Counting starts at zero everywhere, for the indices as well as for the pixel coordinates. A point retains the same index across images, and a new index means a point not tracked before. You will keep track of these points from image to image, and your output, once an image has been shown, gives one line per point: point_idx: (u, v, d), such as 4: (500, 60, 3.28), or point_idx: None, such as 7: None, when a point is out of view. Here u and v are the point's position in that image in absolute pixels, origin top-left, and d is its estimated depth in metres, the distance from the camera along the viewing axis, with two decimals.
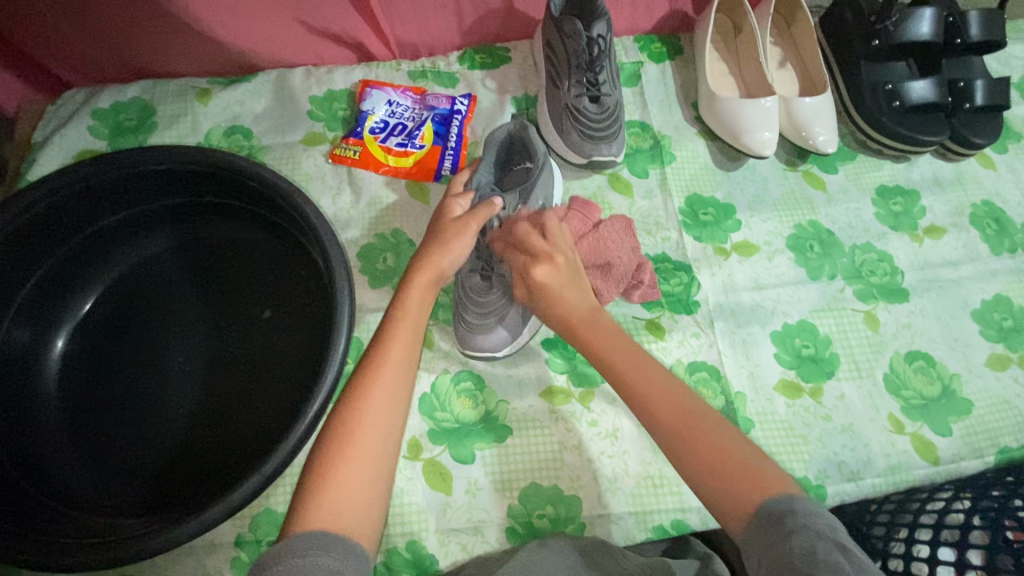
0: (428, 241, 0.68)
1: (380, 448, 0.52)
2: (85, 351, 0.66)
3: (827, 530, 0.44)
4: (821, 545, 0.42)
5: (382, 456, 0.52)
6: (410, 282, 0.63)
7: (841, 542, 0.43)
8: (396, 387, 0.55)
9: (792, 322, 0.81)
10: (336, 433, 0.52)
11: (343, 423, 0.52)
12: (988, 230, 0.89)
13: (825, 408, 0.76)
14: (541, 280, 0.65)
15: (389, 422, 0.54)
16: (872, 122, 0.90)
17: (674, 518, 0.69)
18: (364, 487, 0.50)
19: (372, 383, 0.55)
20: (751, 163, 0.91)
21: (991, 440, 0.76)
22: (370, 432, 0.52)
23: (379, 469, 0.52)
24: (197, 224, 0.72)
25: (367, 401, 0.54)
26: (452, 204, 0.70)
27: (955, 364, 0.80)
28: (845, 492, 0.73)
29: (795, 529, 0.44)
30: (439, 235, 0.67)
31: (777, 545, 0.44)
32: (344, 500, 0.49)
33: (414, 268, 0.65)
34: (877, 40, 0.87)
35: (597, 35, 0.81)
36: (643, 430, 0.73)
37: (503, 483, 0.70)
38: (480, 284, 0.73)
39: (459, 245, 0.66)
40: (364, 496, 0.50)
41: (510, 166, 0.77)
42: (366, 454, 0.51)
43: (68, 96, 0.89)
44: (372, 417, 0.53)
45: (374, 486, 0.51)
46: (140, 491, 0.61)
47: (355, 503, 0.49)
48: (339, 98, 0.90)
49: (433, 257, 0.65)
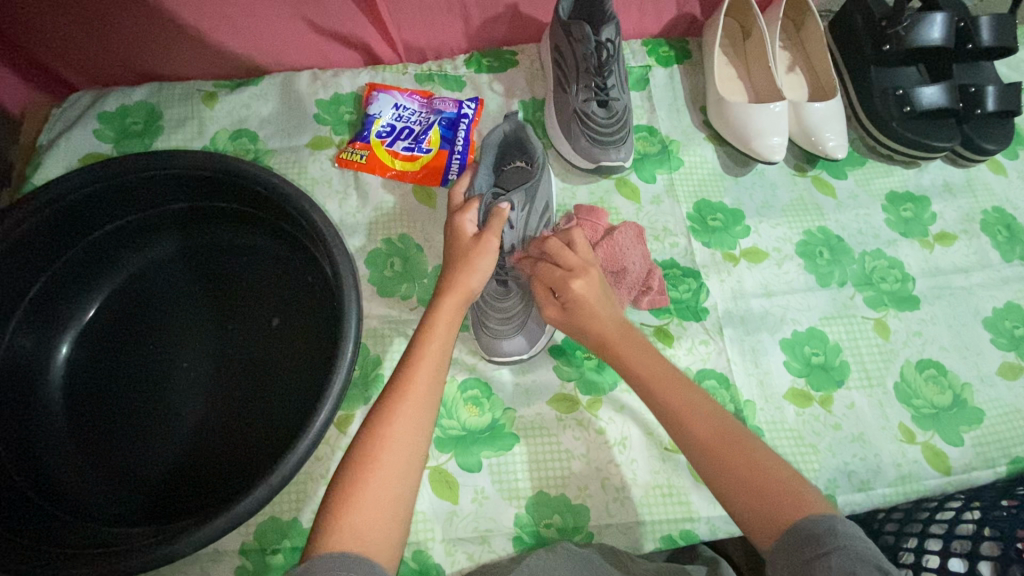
0: (450, 265, 0.66)
1: (403, 470, 0.52)
2: (90, 356, 0.66)
3: (868, 552, 0.43)
4: (861, 567, 0.41)
5: (404, 478, 0.52)
6: (438, 305, 0.63)
7: (883, 566, 0.42)
8: (420, 409, 0.55)
9: (801, 330, 0.80)
10: (361, 454, 0.51)
11: (367, 443, 0.52)
12: (999, 237, 0.88)
13: (834, 417, 0.76)
14: (580, 293, 0.65)
15: (414, 444, 0.53)
16: (882, 127, 0.89)
17: (682, 528, 0.69)
18: (385, 509, 0.50)
19: (396, 404, 0.54)
20: (759, 168, 0.90)
21: (1002, 450, 0.75)
22: (393, 452, 0.52)
23: (403, 491, 0.51)
24: (203, 229, 0.72)
25: (391, 421, 0.53)
26: (464, 223, 0.69)
27: (967, 373, 0.79)
28: (855, 502, 0.72)
29: (832, 549, 0.43)
30: (462, 257, 0.66)
31: (810, 565, 0.43)
32: (367, 523, 0.48)
33: (440, 292, 0.64)
34: (888, 45, 0.86)
35: (607, 39, 0.79)
36: (651, 438, 0.72)
37: (511, 492, 0.69)
38: (498, 290, 0.73)
39: (484, 264, 0.66)
40: (386, 518, 0.49)
41: (502, 167, 0.78)
42: (389, 475, 0.51)
43: (74, 99, 0.88)
44: (396, 438, 0.52)
45: (396, 508, 0.50)
46: (146, 499, 0.60)
47: (378, 526, 0.49)
48: (346, 101, 0.90)
49: (460, 280, 0.64)
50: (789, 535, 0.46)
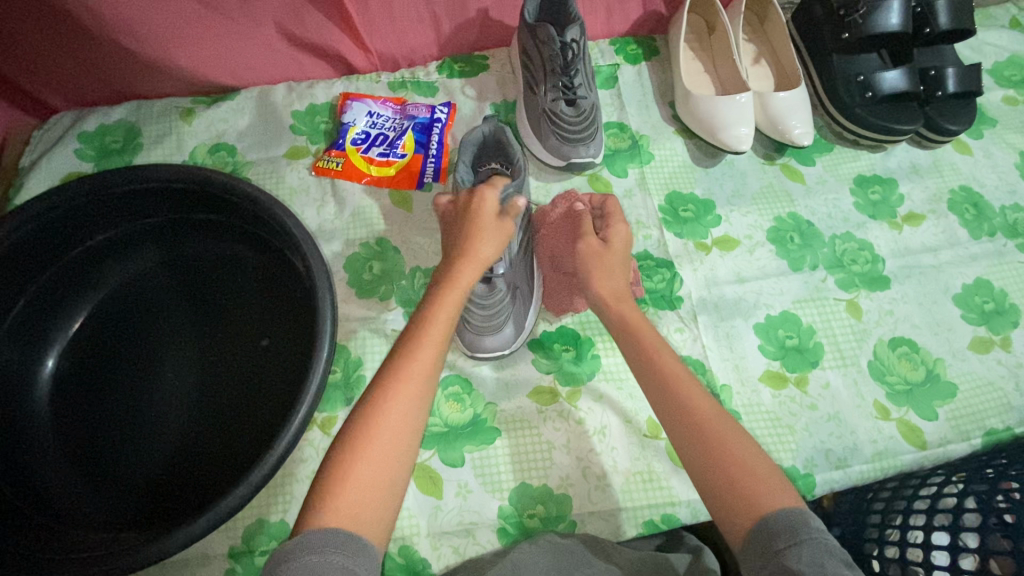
0: (467, 230, 0.66)
1: (401, 448, 0.53)
2: (76, 369, 0.67)
3: (835, 546, 0.45)
4: (830, 562, 0.43)
5: (400, 459, 0.53)
6: (454, 276, 0.63)
7: (847, 560, 0.44)
8: (420, 389, 0.56)
9: (775, 314, 0.82)
10: (362, 430, 0.52)
11: (363, 421, 0.53)
12: (966, 215, 0.90)
13: (810, 397, 0.77)
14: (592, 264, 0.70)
15: (411, 425, 0.54)
16: (846, 114, 0.91)
17: (664, 513, 0.70)
18: (379, 487, 0.51)
19: (399, 381, 0.55)
20: (729, 158, 0.92)
21: (977, 423, 0.77)
22: (393, 431, 0.53)
23: (399, 469, 0.53)
24: (182, 240, 0.73)
25: (391, 401, 0.54)
26: (488, 197, 0.67)
27: (939, 349, 0.81)
28: (833, 480, 0.74)
29: (805, 541, 0.45)
30: (479, 224, 0.66)
31: (780, 555, 0.45)
32: (361, 499, 0.50)
33: (455, 261, 0.64)
34: (848, 33, 0.89)
35: (571, 40, 0.81)
36: (630, 426, 0.74)
37: (494, 485, 0.70)
38: (483, 287, 0.71)
39: (501, 240, 0.66)
40: (378, 497, 0.51)
41: (478, 166, 0.79)
42: (383, 455, 0.52)
43: (55, 120, 0.90)
44: (393, 418, 0.54)
45: (391, 486, 0.52)
46: (135, 504, 0.61)
47: (371, 502, 0.50)
48: (321, 111, 0.92)
49: (474, 249, 0.65)
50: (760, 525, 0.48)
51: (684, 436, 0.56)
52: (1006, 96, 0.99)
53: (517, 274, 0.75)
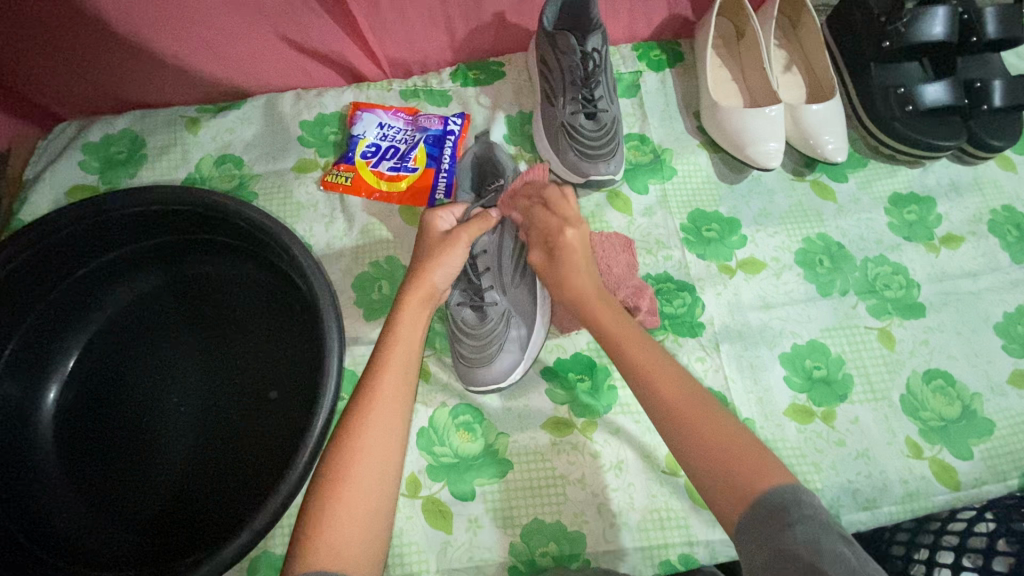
0: (417, 260, 0.65)
1: (377, 484, 0.51)
2: (79, 396, 0.66)
3: (832, 522, 0.43)
4: (827, 537, 0.42)
5: (380, 494, 0.51)
6: (402, 305, 0.61)
7: (847, 536, 0.43)
8: (389, 418, 0.54)
9: (802, 343, 0.78)
10: (332, 471, 0.51)
11: (340, 460, 0.51)
12: (1008, 237, 0.85)
13: (838, 433, 0.73)
14: (570, 243, 0.63)
15: (384, 455, 0.52)
16: (883, 128, 0.86)
17: (682, 553, 0.67)
18: (363, 524, 0.49)
19: (363, 416, 0.53)
20: (756, 174, 0.88)
21: (1015, 462, 0.73)
22: (365, 468, 0.51)
23: (378, 505, 0.51)
24: (186, 261, 0.71)
25: (360, 434, 0.53)
26: (436, 219, 0.67)
27: (976, 383, 0.77)
28: (860, 521, 0.70)
29: (798, 519, 0.43)
30: (428, 251, 0.65)
31: (778, 534, 0.43)
32: (342, 542, 0.48)
33: (404, 289, 0.63)
34: (889, 42, 0.83)
35: (592, 49, 0.78)
36: (649, 461, 0.71)
37: (506, 520, 0.68)
38: (472, 317, 0.72)
39: (449, 259, 0.64)
40: (363, 536, 0.49)
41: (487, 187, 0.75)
42: (361, 490, 0.50)
43: (59, 130, 0.88)
44: (369, 452, 0.52)
45: (373, 525, 0.50)
46: (138, 541, 0.60)
47: (354, 545, 0.48)
48: (330, 121, 0.88)
49: (423, 275, 0.63)
50: (754, 509, 0.45)
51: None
52: None
53: (515, 302, 0.74)
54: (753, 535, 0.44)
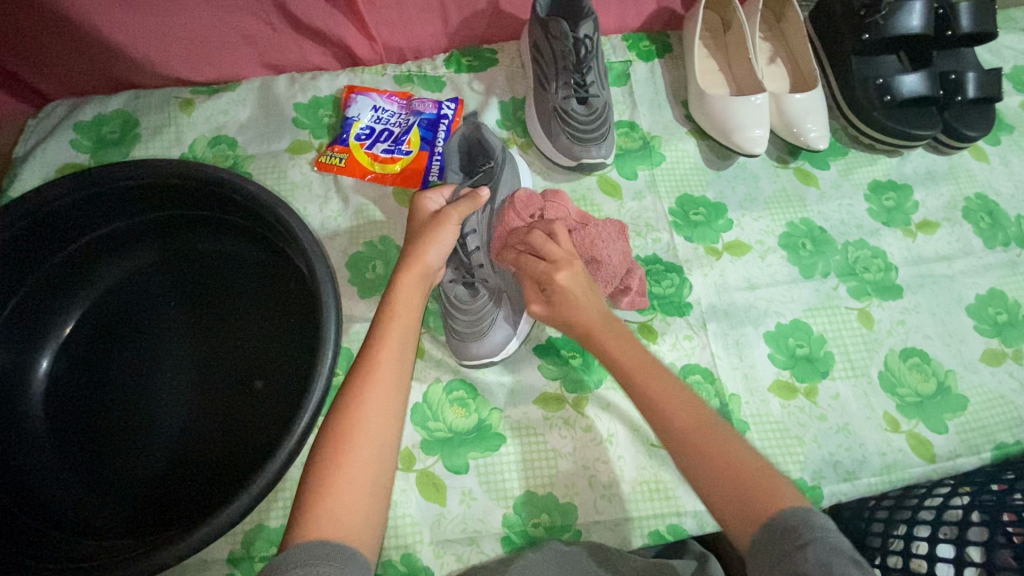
0: (410, 242, 0.66)
1: (376, 456, 0.52)
2: (71, 369, 0.66)
3: (843, 546, 0.43)
4: (837, 561, 0.41)
5: (379, 463, 0.52)
6: (397, 283, 0.63)
7: (858, 559, 0.42)
8: (388, 392, 0.55)
9: (785, 322, 0.80)
10: (333, 443, 0.52)
11: (338, 430, 0.52)
12: (981, 224, 0.89)
13: (820, 408, 0.76)
14: (564, 286, 0.65)
15: (383, 427, 0.54)
16: (864, 118, 0.89)
17: (669, 523, 0.69)
18: (363, 493, 0.50)
19: (363, 390, 0.55)
20: (741, 160, 0.90)
21: (987, 436, 0.76)
22: (366, 440, 0.52)
23: (378, 476, 0.52)
24: (180, 237, 0.71)
25: (360, 407, 0.54)
26: (425, 201, 0.68)
27: (950, 361, 0.80)
28: (840, 492, 0.73)
29: (810, 541, 0.43)
30: (420, 232, 0.66)
31: (790, 558, 0.43)
32: (344, 511, 0.49)
33: (398, 269, 0.64)
34: (867, 34, 0.86)
35: (584, 35, 0.80)
36: (638, 434, 0.72)
37: (498, 493, 0.69)
38: (465, 293, 0.72)
39: (442, 239, 0.65)
40: (363, 502, 0.50)
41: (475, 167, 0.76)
42: (362, 461, 0.51)
43: (50, 109, 0.87)
44: (367, 422, 0.53)
45: (373, 495, 0.51)
46: (131, 510, 0.60)
47: (355, 514, 0.49)
48: (324, 104, 0.89)
49: (418, 255, 0.64)
50: (765, 533, 0.46)
51: (685, 426, 0.55)
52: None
53: (505, 279, 0.75)
54: (766, 554, 0.44)
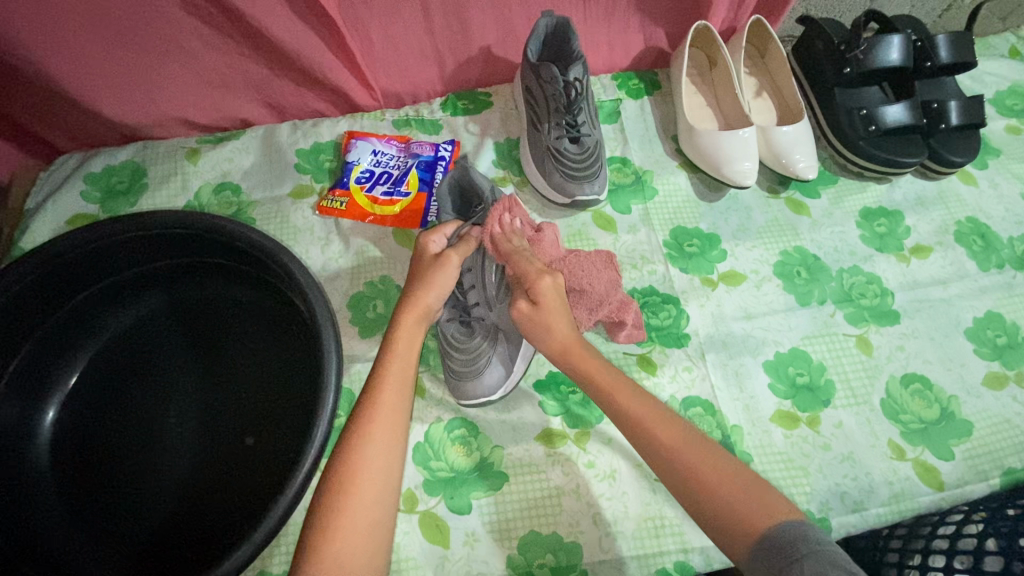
0: (411, 283, 0.68)
1: (377, 496, 0.52)
2: (76, 419, 0.66)
3: (839, 557, 0.45)
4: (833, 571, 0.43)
5: (382, 505, 0.53)
6: (397, 323, 0.64)
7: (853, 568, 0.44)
8: (389, 431, 0.56)
9: (784, 351, 0.81)
10: (335, 485, 0.52)
11: (340, 473, 0.53)
12: (974, 247, 0.89)
13: (823, 437, 0.76)
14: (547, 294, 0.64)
15: (385, 468, 0.54)
16: (850, 147, 0.91)
17: (677, 560, 0.68)
18: (365, 535, 0.50)
19: (365, 430, 0.55)
20: (733, 192, 0.92)
21: (995, 462, 0.75)
22: (368, 481, 0.53)
23: (381, 517, 0.52)
24: (186, 285, 0.73)
25: (362, 448, 0.54)
26: (429, 243, 0.70)
27: (953, 386, 0.79)
28: (849, 524, 0.72)
29: (806, 555, 0.45)
30: (421, 273, 0.68)
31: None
32: (346, 553, 0.49)
33: (400, 309, 0.65)
34: (849, 68, 0.89)
35: (574, 78, 0.81)
36: (641, 470, 0.72)
37: (502, 533, 0.69)
38: (460, 331, 0.75)
39: (442, 280, 0.67)
40: (366, 544, 0.50)
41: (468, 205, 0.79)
42: (364, 503, 0.52)
43: (61, 162, 0.91)
44: (369, 463, 0.53)
45: (375, 537, 0.51)
46: (136, 560, 0.60)
47: (357, 556, 0.49)
48: (325, 150, 0.92)
49: (418, 297, 0.65)
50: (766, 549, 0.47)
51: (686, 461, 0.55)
52: (1008, 126, 0.99)
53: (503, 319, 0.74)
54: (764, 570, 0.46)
